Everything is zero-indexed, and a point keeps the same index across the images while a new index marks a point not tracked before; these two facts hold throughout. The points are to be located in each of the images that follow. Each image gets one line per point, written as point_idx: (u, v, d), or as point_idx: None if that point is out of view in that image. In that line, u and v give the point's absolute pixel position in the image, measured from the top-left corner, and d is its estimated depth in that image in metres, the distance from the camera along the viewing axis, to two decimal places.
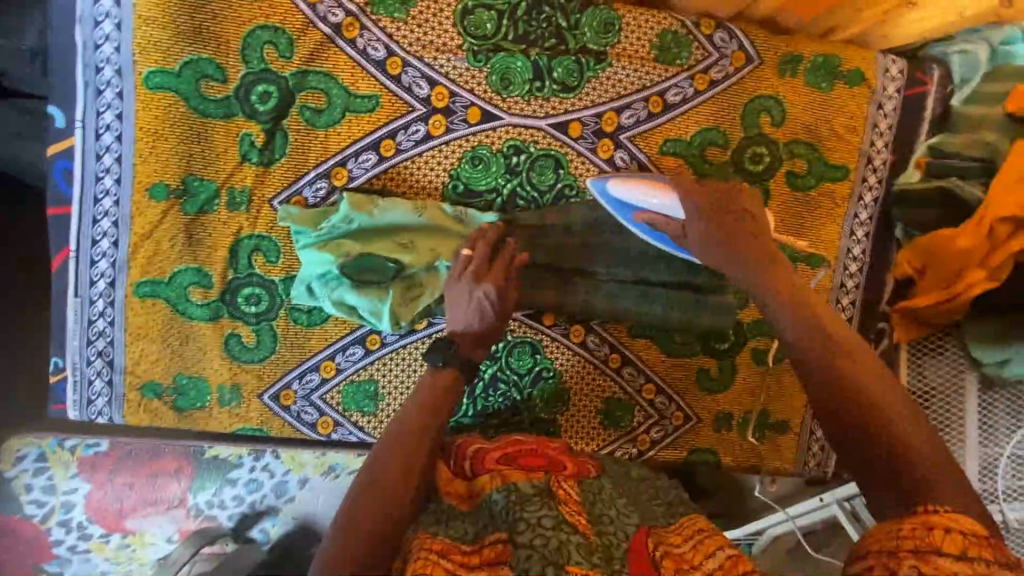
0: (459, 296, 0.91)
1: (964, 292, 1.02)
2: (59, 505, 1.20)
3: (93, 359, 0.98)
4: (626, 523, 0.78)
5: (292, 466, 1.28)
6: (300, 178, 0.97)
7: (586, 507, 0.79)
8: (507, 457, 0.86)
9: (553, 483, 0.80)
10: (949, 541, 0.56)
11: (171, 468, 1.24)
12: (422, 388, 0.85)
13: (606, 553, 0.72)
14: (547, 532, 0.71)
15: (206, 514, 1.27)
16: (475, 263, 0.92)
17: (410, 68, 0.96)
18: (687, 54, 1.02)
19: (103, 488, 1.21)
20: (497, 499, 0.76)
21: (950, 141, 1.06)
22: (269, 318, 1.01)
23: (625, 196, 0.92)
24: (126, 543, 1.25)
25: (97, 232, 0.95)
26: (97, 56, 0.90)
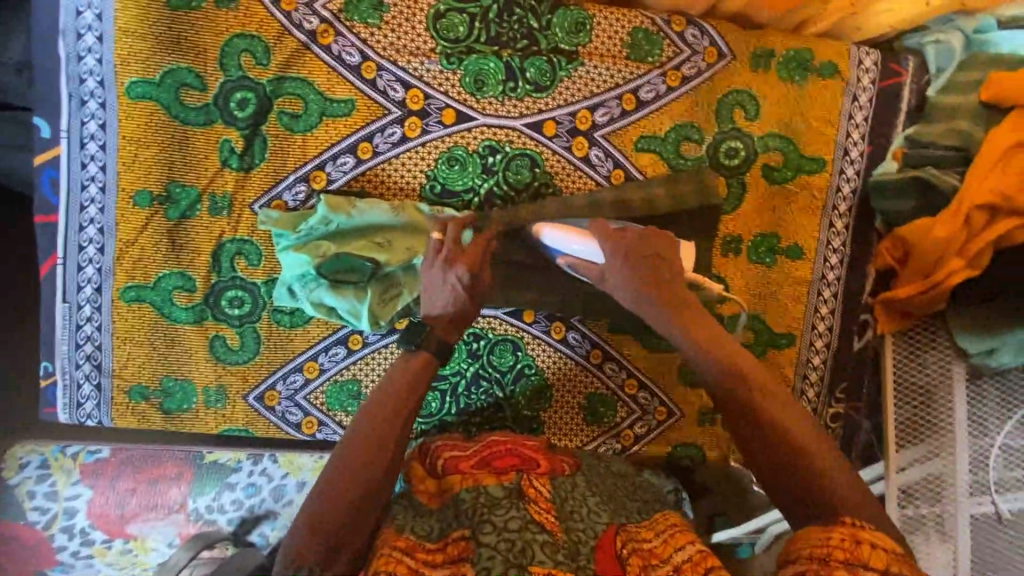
0: (432, 280, 0.89)
1: (944, 281, 1.02)
2: (63, 510, 1.24)
3: (82, 363, 1.01)
4: (595, 521, 0.79)
5: (289, 469, 1.30)
6: (280, 182, 0.99)
7: (556, 504, 0.80)
8: (481, 461, 0.87)
9: (524, 482, 0.82)
10: (874, 556, 0.63)
11: (171, 473, 1.27)
12: (398, 368, 0.84)
13: (572, 550, 0.73)
14: (512, 535, 0.72)
15: (205, 518, 1.28)
16: (448, 246, 0.90)
17: (385, 72, 0.98)
18: (658, 51, 1.03)
19: (105, 493, 1.25)
20: (464, 499, 0.79)
21: (926, 129, 1.06)
22: (252, 321, 1.03)
23: (556, 240, 0.94)
24: (127, 548, 1.26)
25: (83, 239, 0.98)
26: (80, 67, 0.93)
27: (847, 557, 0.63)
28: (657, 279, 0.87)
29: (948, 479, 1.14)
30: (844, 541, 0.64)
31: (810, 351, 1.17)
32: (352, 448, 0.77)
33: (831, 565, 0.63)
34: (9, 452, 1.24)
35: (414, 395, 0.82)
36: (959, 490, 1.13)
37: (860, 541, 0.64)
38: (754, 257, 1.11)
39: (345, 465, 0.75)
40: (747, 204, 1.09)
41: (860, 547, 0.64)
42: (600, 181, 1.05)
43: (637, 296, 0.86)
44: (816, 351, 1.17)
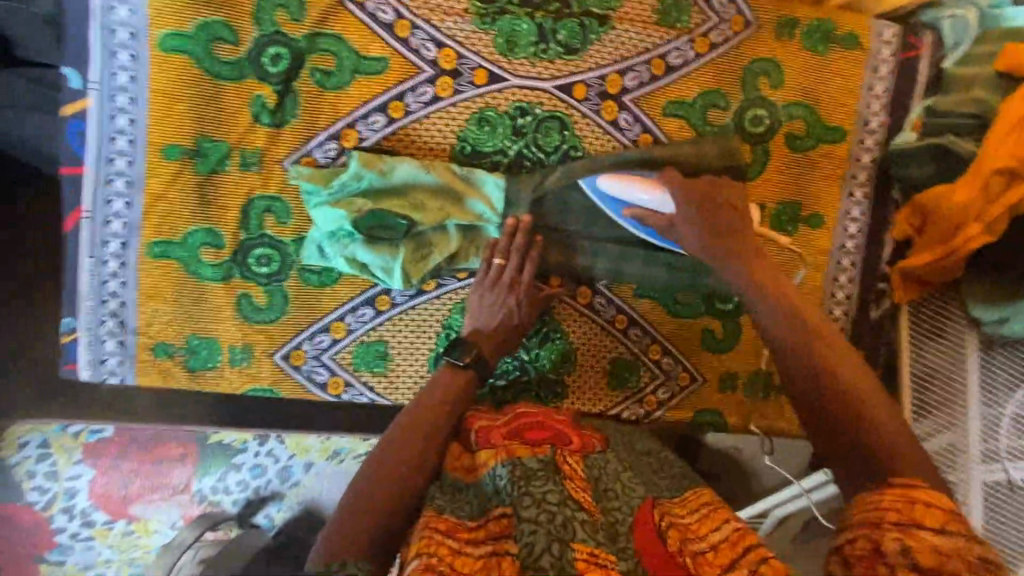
0: (485, 302, 0.98)
1: (960, 247, 1.03)
2: (63, 490, 1.22)
3: (105, 319, 0.99)
4: (631, 498, 0.80)
5: (296, 451, 1.30)
6: (311, 139, 0.99)
7: (591, 483, 0.80)
8: (513, 431, 0.84)
9: (559, 457, 0.80)
10: (929, 515, 0.64)
11: (175, 452, 1.25)
12: (439, 382, 0.90)
13: (611, 530, 0.74)
14: (552, 508, 0.71)
15: (210, 499, 1.29)
16: (510, 272, 0.98)
17: (419, 31, 0.99)
18: (687, 18, 1.05)
19: (108, 473, 1.23)
20: (501, 474, 0.77)
21: (943, 101, 1.09)
22: (280, 280, 1.02)
23: (617, 193, 0.98)
24: (129, 530, 1.26)
25: (110, 193, 0.97)
26: (111, 18, 0.93)
27: (899, 518, 0.64)
28: (724, 233, 0.93)
29: (961, 448, 1.16)
30: (897, 503, 0.65)
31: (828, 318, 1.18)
32: (392, 448, 0.82)
33: (884, 528, 0.63)
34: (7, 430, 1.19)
35: (452, 410, 0.88)
36: (972, 458, 1.15)
37: (913, 500, 0.65)
38: (776, 224, 1.13)
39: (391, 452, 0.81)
40: (770, 171, 1.11)
41: (914, 506, 0.64)
42: (628, 145, 1.06)
43: (701, 245, 0.93)
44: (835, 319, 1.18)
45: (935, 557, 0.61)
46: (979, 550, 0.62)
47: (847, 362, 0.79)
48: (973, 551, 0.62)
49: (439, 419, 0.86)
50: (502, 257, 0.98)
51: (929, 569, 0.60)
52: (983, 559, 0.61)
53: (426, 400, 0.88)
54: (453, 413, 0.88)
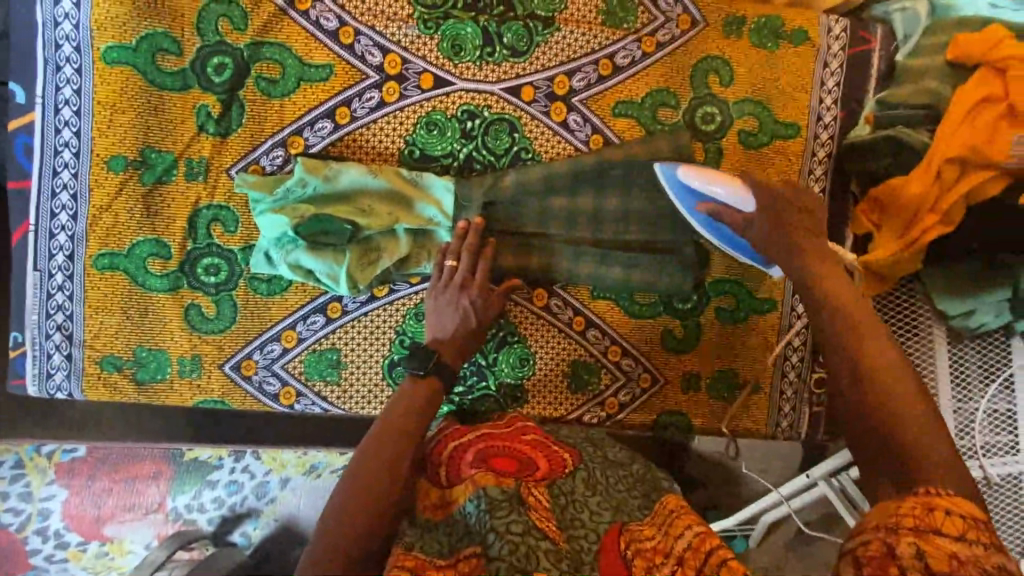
0: (444, 306, 0.96)
1: (920, 238, 1.03)
2: (36, 512, 1.24)
3: (52, 333, 0.99)
4: (598, 523, 0.78)
5: (273, 466, 1.31)
6: (257, 147, 0.99)
7: (556, 512, 0.78)
8: (478, 458, 0.83)
9: (523, 488, 0.78)
10: (947, 522, 0.61)
11: (149, 471, 1.28)
12: (406, 392, 0.88)
13: (575, 559, 0.73)
14: (515, 539, 0.71)
15: (185, 517, 1.30)
16: (461, 272, 0.97)
17: (363, 37, 0.99)
18: (633, 18, 1.05)
19: (80, 494, 1.25)
20: (469, 508, 0.76)
21: (895, 93, 1.06)
22: (229, 289, 1.01)
23: (692, 184, 0.95)
24: (104, 551, 1.28)
25: (56, 206, 0.96)
26: (56, 33, 0.93)
27: (920, 523, 0.61)
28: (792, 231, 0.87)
29: None
30: (917, 510, 0.63)
31: (791, 315, 1.15)
32: (363, 467, 0.78)
33: (902, 533, 0.61)
34: None
35: (420, 420, 0.85)
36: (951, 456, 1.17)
37: (932, 508, 0.62)
38: None
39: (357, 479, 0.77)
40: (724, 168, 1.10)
41: (934, 513, 0.62)
42: (579, 146, 1.06)
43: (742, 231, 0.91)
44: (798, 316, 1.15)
45: (949, 562, 0.58)
46: (996, 559, 0.59)
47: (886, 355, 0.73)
48: (990, 560, 0.59)
49: (408, 430, 0.83)
50: (453, 258, 0.97)
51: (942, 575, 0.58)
52: (999, 567, 0.59)
53: (393, 413, 0.85)
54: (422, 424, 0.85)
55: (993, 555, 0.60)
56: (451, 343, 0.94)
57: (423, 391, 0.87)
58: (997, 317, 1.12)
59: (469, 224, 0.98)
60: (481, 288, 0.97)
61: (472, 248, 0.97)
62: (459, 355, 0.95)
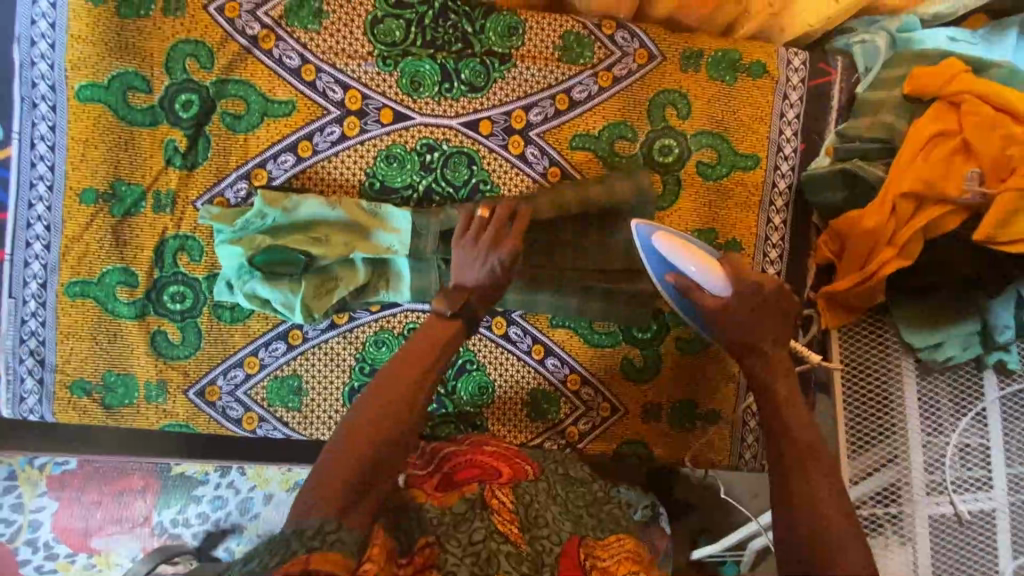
0: (470, 258, 0.84)
1: (877, 272, 1.02)
2: (27, 523, 1.24)
3: (24, 358, 1.02)
4: (560, 527, 0.77)
5: (257, 482, 1.31)
6: (222, 180, 1.03)
7: (520, 514, 0.77)
8: (445, 480, 0.83)
9: (487, 493, 0.78)
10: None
11: (137, 486, 1.28)
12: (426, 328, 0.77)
13: (536, 561, 0.71)
14: (476, 547, 0.70)
15: (170, 532, 1.28)
16: (489, 230, 0.86)
17: (324, 74, 1.03)
18: (590, 53, 1.07)
19: (70, 507, 1.25)
20: (428, 512, 0.75)
21: (854, 125, 1.08)
22: (193, 316, 1.04)
23: (666, 253, 0.84)
24: (91, 563, 1.27)
25: (30, 236, 1.01)
26: (32, 73, 0.98)
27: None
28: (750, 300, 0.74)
29: (906, 483, 1.13)
30: None
31: None
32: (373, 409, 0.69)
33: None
34: None
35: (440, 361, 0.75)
36: (920, 493, 1.12)
37: None
38: None
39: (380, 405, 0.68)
40: (683, 200, 1.11)
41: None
42: (537, 178, 1.08)
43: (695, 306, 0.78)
44: None
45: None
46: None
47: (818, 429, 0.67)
48: None
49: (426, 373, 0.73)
50: (486, 209, 0.90)
51: None
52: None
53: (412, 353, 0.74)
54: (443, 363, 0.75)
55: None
56: (479, 297, 0.82)
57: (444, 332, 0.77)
58: (963, 350, 1.10)
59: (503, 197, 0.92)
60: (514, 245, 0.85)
61: (505, 205, 0.91)
62: (483, 308, 0.82)
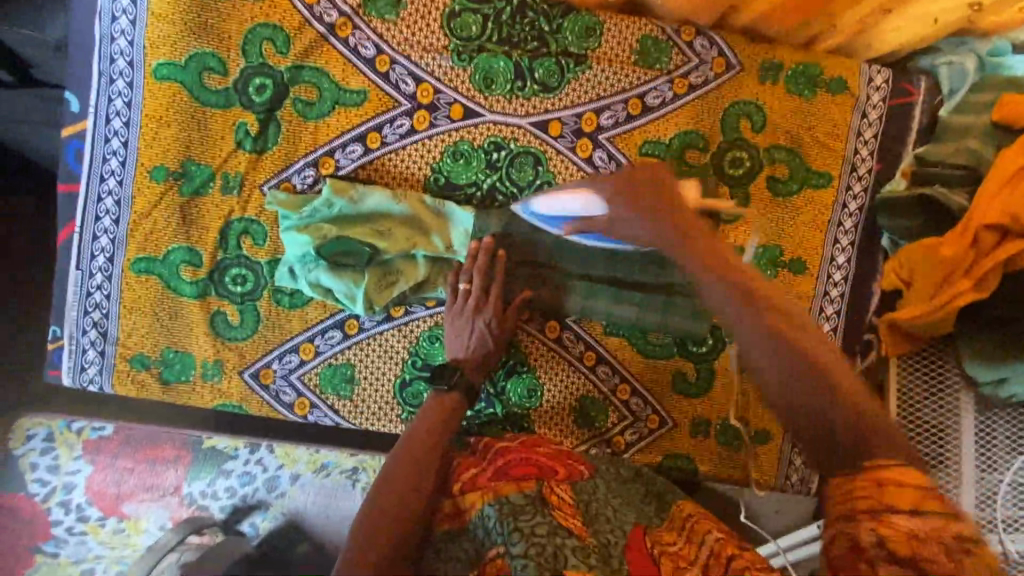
0: (462, 327, 1.01)
1: (951, 303, 0.99)
2: (61, 484, 1.26)
3: (88, 329, 1.04)
4: (622, 522, 0.77)
5: (285, 461, 1.31)
6: (290, 166, 1.03)
7: (581, 510, 0.78)
8: (499, 472, 0.82)
9: (545, 489, 0.79)
10: (900, 496, 0.59)
11: (168, 454, 1.29)
12: (428, 409, 0.93)
13: (604, 553, 0.70)
14: (541, 539, 0.69)
15: (199, 503, 1.30)
16: (475, 294, 1.00)
17: (398, 66, 1.02)
18: (666, 59, 1.05)
19: (105, 470, 1.27)
20: (489, 513, 0.74)
21: (936, 149, 1.05)
22: (253, 299, 1.05)
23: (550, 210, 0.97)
24: (121, 528, 1.27)
25: (100, 210, 1.02)
26: (111, 48, 0.98)
27: (874, 504, 0.59)
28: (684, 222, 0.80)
29: None
30: (868, 488, 0.60)
31: None
32: (398, 470, 0.81)
33: (857, 520, 0.60)
34: (16, 422, 1.26)
35: (446, 431, 0.90)
36: None
37: (881, 483, 0.60)
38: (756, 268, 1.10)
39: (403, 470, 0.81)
40: (750, 213, 1.09)
41: (887, 489, 0.59)
42: None
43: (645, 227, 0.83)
44: None
45: (908, 544, 0.57)
46: (953, 529, 0.58)
47: (816, 337, 0.67)
48: (948, 529, 0.58)
49: (437, 436, 0.88)
50: (467, 279, 1.01)
51: (905, 559, 0.56)
52: (957, 538, 0.57)
53: (422, 427, 0.89)
54: (448, 431, 0.90)
55: (950, 524, 0.58)
56: (472, 361, 1.00)
57: (448, 404, 0.93)
58: None
59: (480, 244, 1.01)
60: (496, 307, 1.00)
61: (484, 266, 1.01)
62: (481, 369, 1.01)
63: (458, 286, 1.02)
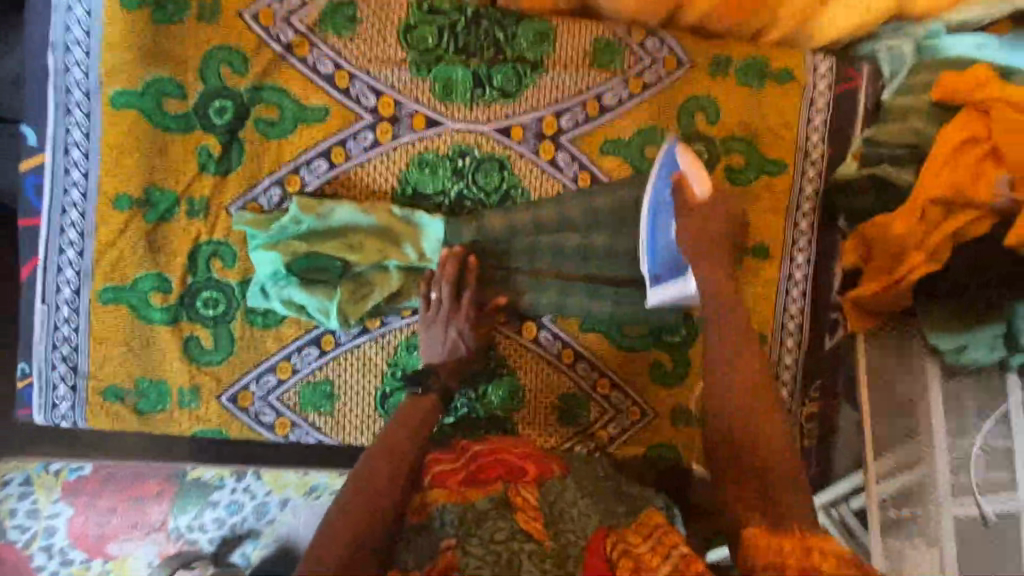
0: (434, 336, 1.02)
1: (907, 277, 1.03)
2: (42, 529, 1.23)
3: (58, 364, 1.02)
4: (586, 522, 0.78)
5: (273, 486, 1.30)
6: (256, 186, 1.03)
7: (544, 511, 0.79)
8: (469, 476, 0.82)
9: (511, 490, 0.80)
10: (825, 562, 0.71)
11: (152, 490, 1.26)
12: (404, 410, 0.94)
13: (562, 554, 0.74)
14: (499, 547, 0.73)
15: (187, 537, 1.28)
16: (447, 304, 1.01)
17: (358, 81, 1.03)
18: (620, 60, 1.08)
19: (86, 512, 1.24)
20: (449, 511, 0.77)
21: (882, 131, 1.09)
22: (226, 321, 1.04)
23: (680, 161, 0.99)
24: (107, 569, 1.26)
25: (64, 242, 1.00)
26: (66, 78, 0.98)
27: (803, 563, 0.71)
28: (731, 290, 0.98)
29: (930, 484, 1.14)
30: (797, 551, 0.74)
31: (781, 350, 1.17)
32: (371, 465, 0.86)
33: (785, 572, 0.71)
34: None
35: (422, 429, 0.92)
36: (943, 492, 1.14)
37: (810, 551, 0.73)
38: None
39: (376, 463, 0.86)
40: None
41: (812, 554, 0.73)
42: (567, 183, 1.09)
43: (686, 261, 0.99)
44: (788, 350, 1.17)
45: None
46: None
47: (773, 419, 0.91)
48: None
49: (409, 434, 0.91)
50: (437, 291, 1.02)
51: None
52: None
53: (398, 426, 0.92)
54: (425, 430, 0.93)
55: None
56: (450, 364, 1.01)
57: (423, 404, 0.95)
58: (990, 354, 1.07)
59: (451, 251, 1.02)
60: (468, 316, 1.01)
61: (454, 271, 1.01)
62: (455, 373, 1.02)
63: (428, 297, 1.03)
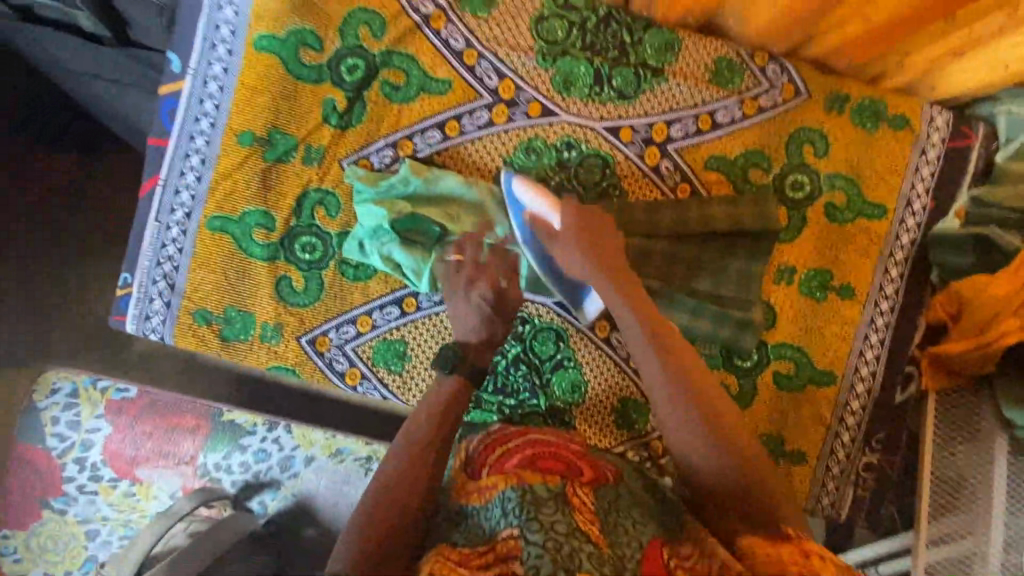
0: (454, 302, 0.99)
1: (996, 342, 1.02)
2: (80, 441, 1.25)
3: (157, 280, 1.07)
4: (641, 533, 0.74)
5: (302, 442, 1.30)
6: (370, 145, 1.07)
7: (600, 514, 0.76)
8: (527, 462, 0.81)
9: (569, 488, 0.78)
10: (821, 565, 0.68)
11: (188, 424, 1.28)
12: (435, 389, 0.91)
13: (618, 564, 0.68)
14: (560, 537, 0.69)
15: (211, 475, 1.29)
16: (467, 265, 1.00)
17: (484, 61, 1.07)
18: (739, 81, 1.09)
19: (123, 432, 1.26)
20: (509, 497, 0.74)
21: (992, 192, 1.09)
22: (319, 268, 1.08)
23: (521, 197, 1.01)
24: (132, 491, 1.27)
25: (185, 166, 1.06)
26: (218, 15, 1.03)
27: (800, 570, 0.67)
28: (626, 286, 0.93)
29: (979, 559, 1.04)
30: (794, 555, 0.69)
31: (849, 393, 1.16)
32: (407, 445, 0.84)
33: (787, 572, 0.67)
34: (43, 375, 1.26)
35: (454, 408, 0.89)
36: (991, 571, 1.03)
37: (808, 553, 0.69)
38: (805, 289, 1.14)
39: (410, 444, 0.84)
40: (804, 236, 1.13)
41: (807, 556, 0.69)
42: (666, 191, 1.11)
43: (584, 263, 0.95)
44: (856, 395, 1.16)
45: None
46: None
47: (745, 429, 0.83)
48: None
49: (445, 414, 0.88)
50: (457, 252, 1.02)
51: None
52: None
53: (432, 405, 0.89)
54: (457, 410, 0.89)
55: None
56: None
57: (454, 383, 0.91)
58: None
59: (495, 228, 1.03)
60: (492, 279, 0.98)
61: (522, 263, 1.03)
62: None
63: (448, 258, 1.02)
